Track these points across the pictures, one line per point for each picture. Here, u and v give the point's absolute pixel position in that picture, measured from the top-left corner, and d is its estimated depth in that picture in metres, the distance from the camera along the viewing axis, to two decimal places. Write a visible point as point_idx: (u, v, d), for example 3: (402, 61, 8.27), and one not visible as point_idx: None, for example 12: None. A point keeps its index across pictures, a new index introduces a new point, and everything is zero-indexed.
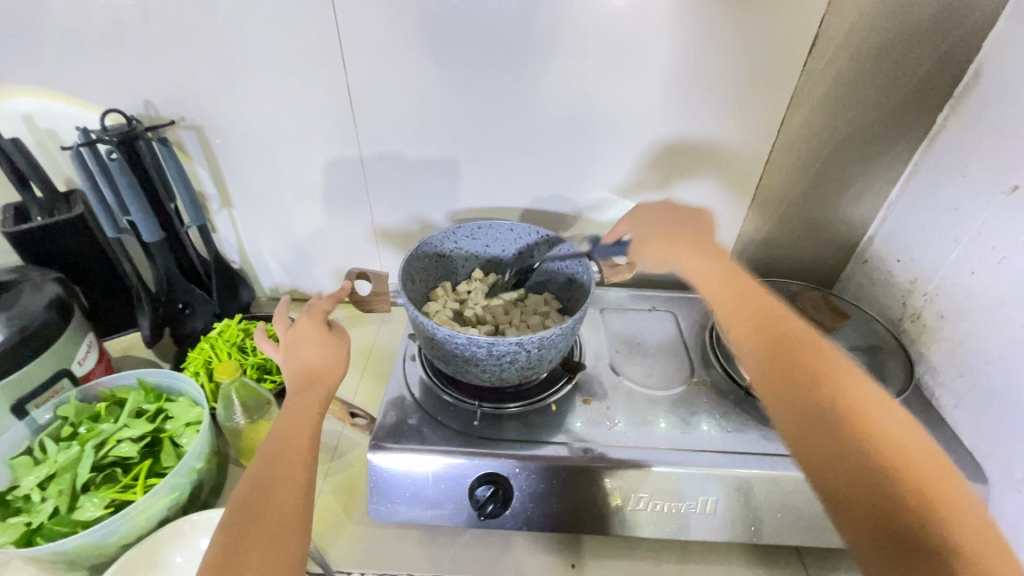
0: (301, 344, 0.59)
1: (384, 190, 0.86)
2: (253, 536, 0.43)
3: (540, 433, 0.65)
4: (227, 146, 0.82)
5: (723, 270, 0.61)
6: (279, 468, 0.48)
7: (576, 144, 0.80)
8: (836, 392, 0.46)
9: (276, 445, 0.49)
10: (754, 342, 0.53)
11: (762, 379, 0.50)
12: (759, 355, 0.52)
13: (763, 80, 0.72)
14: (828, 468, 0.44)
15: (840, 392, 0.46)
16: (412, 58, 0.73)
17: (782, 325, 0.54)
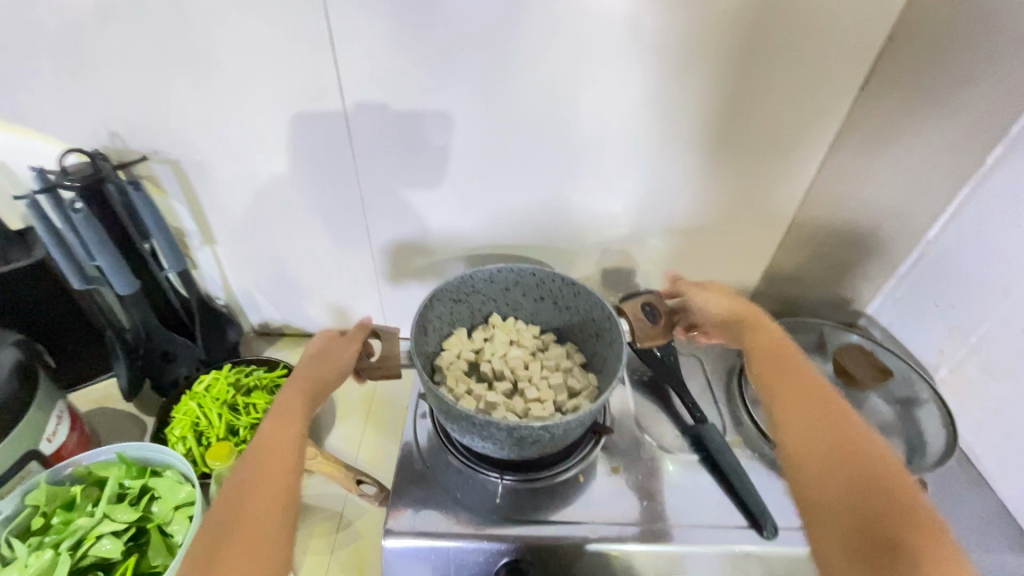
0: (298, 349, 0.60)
1: (386, 228, 0.79)
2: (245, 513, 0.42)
3: (568, 509, 0.61)
4: (208, 179, 0.73)
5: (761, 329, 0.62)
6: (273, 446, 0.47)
7: (598, 180, 0.74)
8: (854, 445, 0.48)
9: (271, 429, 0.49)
10: (781, 379, 0.55)
11: (782, 411, 0.52)
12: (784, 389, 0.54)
13: (801, 114, 0.68)
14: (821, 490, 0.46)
15: (858, 441, 0.48)
16: (420, 90, 0.65)
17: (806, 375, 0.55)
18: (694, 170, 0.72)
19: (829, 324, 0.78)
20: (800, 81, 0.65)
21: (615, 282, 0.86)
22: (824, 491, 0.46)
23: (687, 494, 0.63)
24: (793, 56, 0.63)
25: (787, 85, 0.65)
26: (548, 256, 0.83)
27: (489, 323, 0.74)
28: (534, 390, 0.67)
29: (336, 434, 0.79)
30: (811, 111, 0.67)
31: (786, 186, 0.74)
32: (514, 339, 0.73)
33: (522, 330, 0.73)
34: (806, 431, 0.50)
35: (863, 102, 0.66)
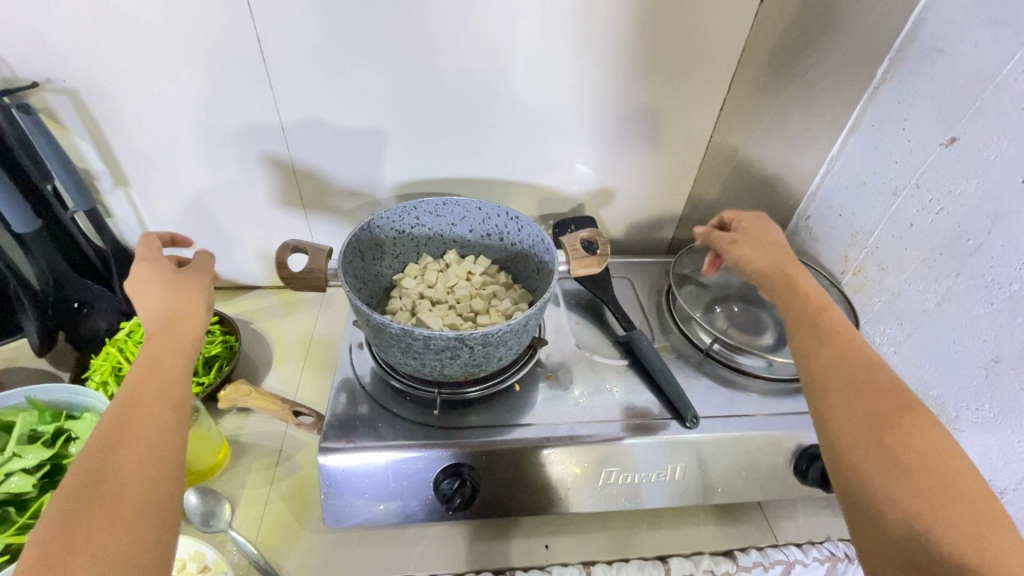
0: (141, 297, 0.51)
1: (312, 163, 0.76)
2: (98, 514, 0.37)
3: (505, 416, 0.62)
4: (112, 114, 0.69)
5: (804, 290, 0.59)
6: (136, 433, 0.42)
7: (525, 105, 0.74)
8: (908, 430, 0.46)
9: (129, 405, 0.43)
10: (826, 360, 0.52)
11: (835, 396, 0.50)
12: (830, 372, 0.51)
13: (710, 36, 0.69)
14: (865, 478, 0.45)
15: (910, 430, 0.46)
16: (334, 8, 0.63)
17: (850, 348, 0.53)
18: (618, 92, 0.74)
19: None
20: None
21: (551, 214, 0.87)
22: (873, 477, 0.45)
23: (618, 393, 0.66)
24: None
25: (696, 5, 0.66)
26: (481, 190, 0.83)
27: (445, 259, 0.75)
28: (485, 320, 0.67)
29: (273, 377, 0.78)
30: (722, 34, 0.69)
31: (703, 109, 0.76)
32: (467, 273, 0.73)
33: (469, 264, 0.74)
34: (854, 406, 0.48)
35: (767, 22, 0.68)
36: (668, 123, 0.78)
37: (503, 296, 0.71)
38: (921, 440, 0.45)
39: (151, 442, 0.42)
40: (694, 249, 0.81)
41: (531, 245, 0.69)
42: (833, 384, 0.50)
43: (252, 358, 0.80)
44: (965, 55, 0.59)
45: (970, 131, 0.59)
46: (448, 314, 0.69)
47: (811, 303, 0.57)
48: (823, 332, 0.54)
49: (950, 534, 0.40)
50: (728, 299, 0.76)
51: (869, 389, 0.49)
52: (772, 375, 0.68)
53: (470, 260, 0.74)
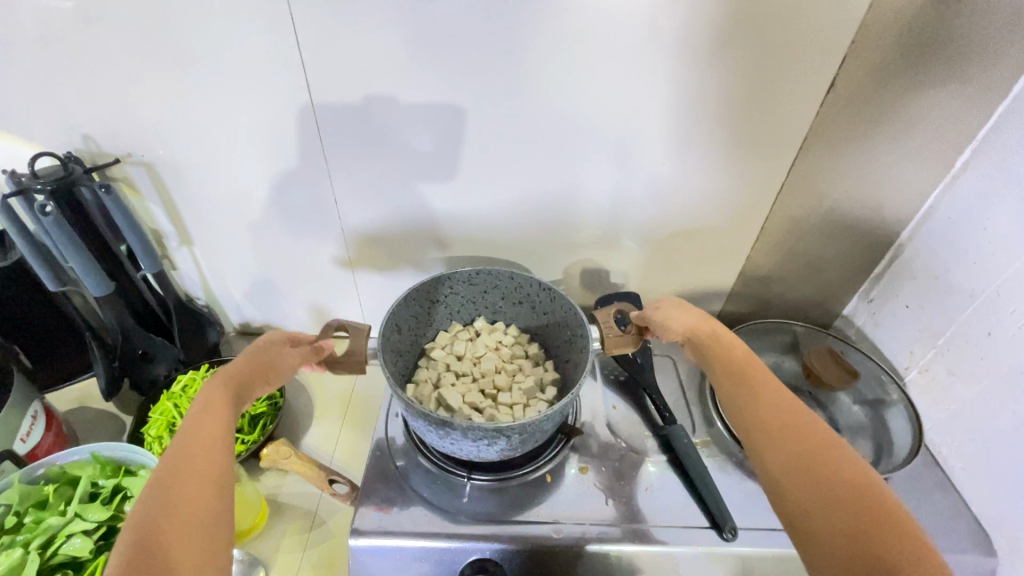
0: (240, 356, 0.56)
1: (362, 229, 0.79)
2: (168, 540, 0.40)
3: (535, 509, 0.62)
4: (183, 182, 0.73)
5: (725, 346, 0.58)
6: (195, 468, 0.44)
7: (571, 180, 0.73)
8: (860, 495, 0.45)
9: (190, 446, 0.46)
10: (772, 426, 0.51)
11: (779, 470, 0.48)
12: (772, 446, 0.49)
13: (771, 123, 0.66)
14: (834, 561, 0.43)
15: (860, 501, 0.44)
16: (389, 93, 0.65)
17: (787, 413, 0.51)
18: (669, 172, 0.72)
19: (802, 326, 0.79)
20: (773, 86, 0.63)
21: (592, 282, 0.86)
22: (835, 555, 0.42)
23: (654, 491, 0.64)
24: (765, 61, 0.61)
25: (754, 93, 0.64)
26: (525, 258, 0.83)
27: (474, 326, 0.75)
28: (508, 399, 0.67)
29: (313, 433, 0.80)
30: (784, 121, 0.66)
31: (757, 191, 0.74)
32: (494, 343, 0.73)
33: (499, 334, 0.74)
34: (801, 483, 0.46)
35: (835, 109, 0.65)
36: (720, 202, 0.75)
37: (529, 375, 0.70)
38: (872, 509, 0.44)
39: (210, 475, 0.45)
40: (744, 330, 0.78)
41: (562, 318, 0.69)
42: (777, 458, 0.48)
43: (295, 411, 0.82)
44: None
45: None
46: (469, 391, 0.68)
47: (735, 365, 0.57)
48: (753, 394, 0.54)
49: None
50: None
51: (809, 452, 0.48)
52: None
53: (498, 330, 0.74)
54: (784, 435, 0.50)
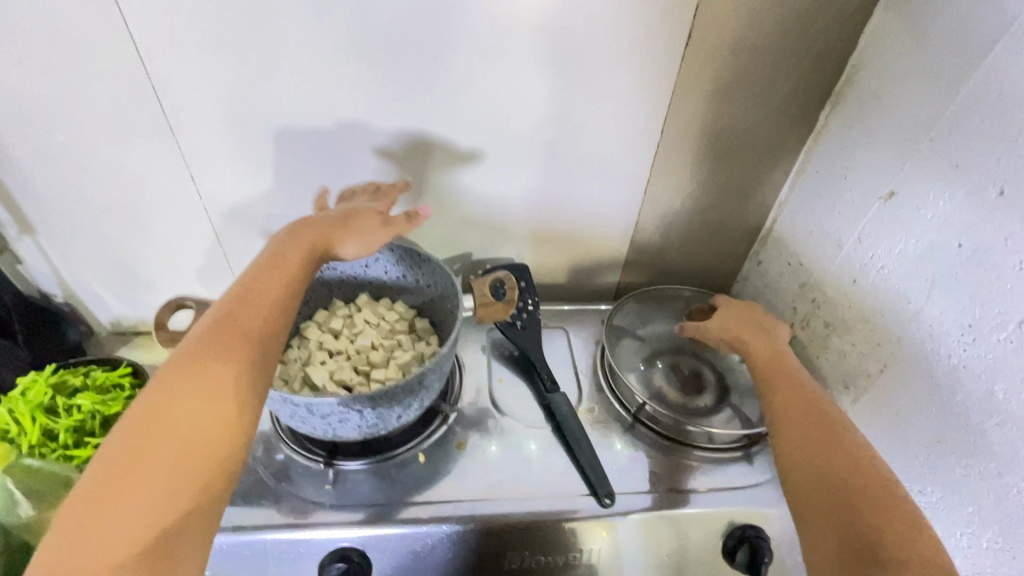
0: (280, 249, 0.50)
1: (227, 210, 0.73)
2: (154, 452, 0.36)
3: (405, 493, 0.58)
4: (11, 161, 0.66)
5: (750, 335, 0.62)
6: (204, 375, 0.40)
7: (450, 150, 0.70)
8: (857, 449, 0.47)
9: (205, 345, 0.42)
10: (794, 396, 0.53)
11: (792, 425, 0.51)
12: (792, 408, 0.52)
13: (640, 80, 0.65)
14: (813, 499, 0.45)
15: (854, 454, 0.46)
16: (229, 55, 0.60)
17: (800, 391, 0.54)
18: (546, 137, 0.69)
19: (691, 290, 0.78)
20: (636, 39, 0.62)
21: (487, 258, 0.82)
22: (823, 491, 0.45)
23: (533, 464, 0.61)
24: (624, 14, 0.60)
25: (619, 48, 0.62)
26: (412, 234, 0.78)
27: (356, 302, 0.70)
28: (379, 375, 0.62)
29: None
30: (653, 79, 0.65)
31: (639, 154, 0.72)
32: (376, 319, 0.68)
33: (382, 309, 0.69)
34: (807, 432, 0.49)
35: (696, 64, 0.64)
36: (604, 167, 0.73)
37: (408, 348, 0.65)
38: (863, 457, 0.46)
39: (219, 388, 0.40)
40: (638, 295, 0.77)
41: (443, 286, 0.66)
42: (788, 416, 0.51)
43: None
44: (903, 106, 0.55)
45: (908, 186, 0.55)
46: (338, 368, 0.62)
47: (771, 348, 0.60)
48: (774, 374, 0.56)
49: (893, 543, 0.40)
50: (671, 359, 0.73)
51: (823, 415, 0.51)
52: (710, 445, 0.65)
53: (382, 305, 0.69)
54: (803, 400, 0.52)
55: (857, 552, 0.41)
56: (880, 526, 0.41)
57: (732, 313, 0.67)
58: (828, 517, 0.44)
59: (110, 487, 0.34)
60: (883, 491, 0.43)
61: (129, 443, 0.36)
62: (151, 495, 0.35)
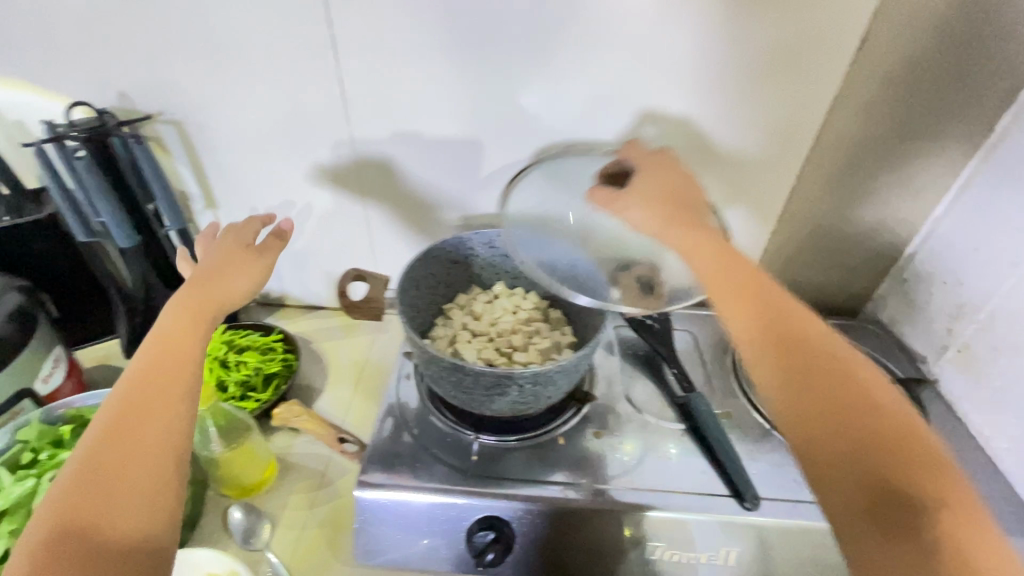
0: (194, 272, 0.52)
1: (380, 196, 0.78)
2: (125, 457, 0.40)
3: (546, 472, 0.60)
4: (208, 142, 0.74)
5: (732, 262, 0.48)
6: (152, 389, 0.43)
7: (596, 148, 0.71)
8: (875, 402, 0.40)
9: (143, 362, 0.44)
10: (749, 317, 0.45)
11: (765, 368, 0.43)
12: (760, 338, 0.44)
13: (796, 87, 0.64)
14: (813, 448, 0.39)
15: (835, 398, 0.40)
16: (411, 52, 0.65)
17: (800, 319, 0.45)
18: (693, 139, 0.69)
19: None
20: (799, 45, 0.61)
21: None
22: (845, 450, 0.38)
23: (668, 459, 0.61)
24: (792, 19, 0.59)
25: (781, 53, 0.62)
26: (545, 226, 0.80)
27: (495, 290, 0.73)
28: (522, 359, 0.65)
29: (325, 398, 0.79)
30: (809, 87, 0.64)
31: (784, 163, 0.70)
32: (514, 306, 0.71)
33: (519, 298, 0.72)
34: (797, 385, 0.41)
35: (861, 73, 0.62)
36: (749, 172, 0.72)
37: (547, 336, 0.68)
38: (857, 400, 0.40)
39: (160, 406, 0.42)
40: None
41: None
42: (750, 342, 0.44)
43: (308, 376, 0.82)
44: None
45: None
46: (482, 348, 0.66)
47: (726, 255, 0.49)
48: (735, 288, 0.46)
49: (941, 514, 0.35)
50: None
51: (827, 354, 0.43)
52: None
53: (520, 294, 0.72)
54: (760, 331, 0.44)
55: (882, 509, 0.36)
56: (906, 483, 0.36)
57: (653, 185, 0.54)
58: (841, 481, 0.38)
59: (100, 483, 0.39)
60: (914, 445, 0.38)
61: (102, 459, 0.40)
62: (127, 495, 0.39)
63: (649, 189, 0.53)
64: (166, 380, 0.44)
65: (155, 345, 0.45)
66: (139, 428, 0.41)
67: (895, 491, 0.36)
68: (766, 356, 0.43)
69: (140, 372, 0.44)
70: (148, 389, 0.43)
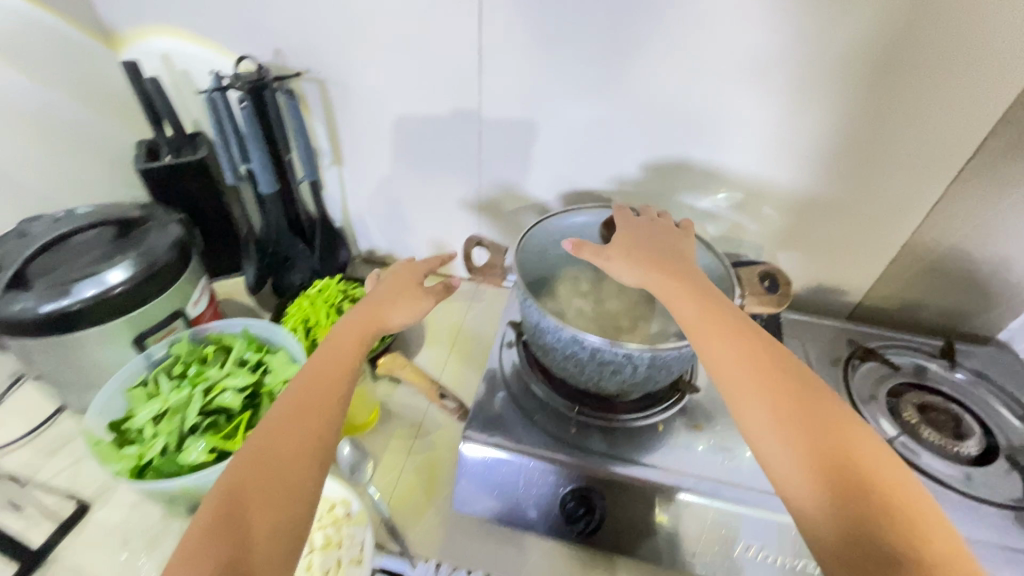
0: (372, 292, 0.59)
1: (497, 169, 0.81)
2: (276, 453, 0.43)
3: (645, 455, 0.60)
4: (346, 103, 0.78)
5: (716, 305, 0.50)
6: (306, 396, 0.47)
7: (725, 138, 0.69)
8: (852, 450, 0.41)
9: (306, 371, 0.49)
10: (729, 366, 0.46)
11: (743, 419, 0.44)
12: (736, 384, 0.45)
13: (973, 90, 0.58)
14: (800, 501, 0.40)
15: (819, 447, 0.41)
16: (554, 27, 0.64)
17: (780, 366, 0.45)
18: (837, 137, 0.65)
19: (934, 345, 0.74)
20: (990, 42, 0.55)
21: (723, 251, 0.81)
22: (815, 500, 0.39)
23: None
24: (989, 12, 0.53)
25: (967, 50, 0.56)
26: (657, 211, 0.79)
27: None
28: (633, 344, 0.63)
29: (423, 355, 0.83)
30: (989, 90, 0.58)
31: (936, 171, 0.65)
32: None
33: None
34: (770, 429, 0.43)
35: None
36: (893, 176, 0.67)
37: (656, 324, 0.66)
38: (839, 449, 0.41)
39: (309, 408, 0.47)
40: (865, 333, 0.76)
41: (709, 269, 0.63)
42: (727, 391, 0.45)
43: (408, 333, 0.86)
44: None
45: None
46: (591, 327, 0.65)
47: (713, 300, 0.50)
48: (715, 332, 0.48)
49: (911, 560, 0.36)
50: (924, 397, 0.67)
51: (805, 398, 0.44)
52: (970, 491, 0.58)
53: None
54: (740, 374, 0.45)
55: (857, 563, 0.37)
56: (880, 535, 0.37)
57: (633, 241, 0.57)
58: (810, 528, 0.39)
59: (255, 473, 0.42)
60: (883, 497, 0.39)
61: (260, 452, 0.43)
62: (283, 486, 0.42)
63: (623, 247, 0.56)
64: (319, 386, 0.48)
65: (319, 362, 0.51)
66: (293, 427, 0.45)
67: (867, 546, 0.37)
68: (743, 399, 0.44)
69: (306, 380, 0.49)
70: (304, 397, 0.47)
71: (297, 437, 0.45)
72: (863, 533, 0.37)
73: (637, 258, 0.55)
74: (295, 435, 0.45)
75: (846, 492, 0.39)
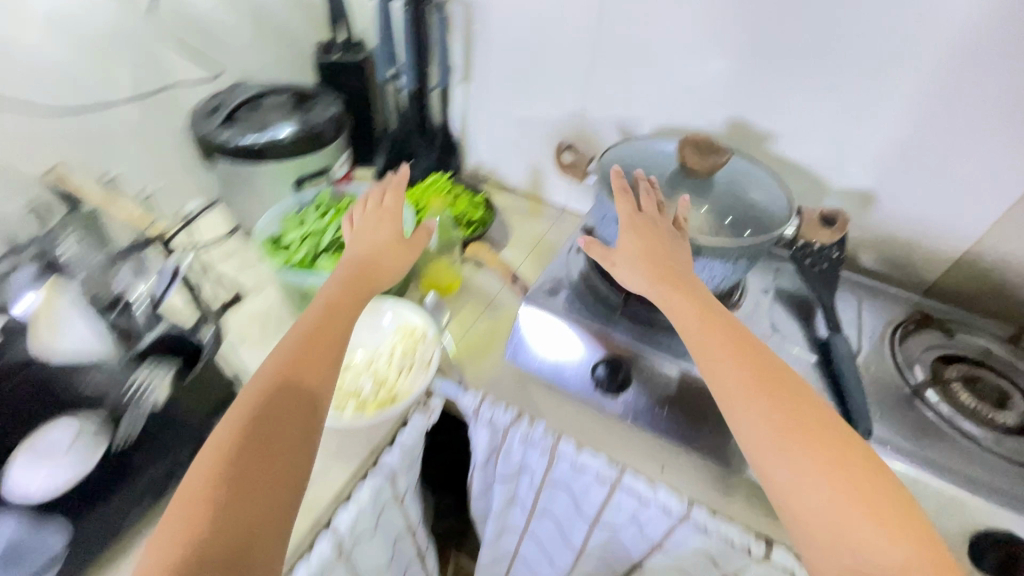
0: (366, 237, 0.63)
1: (600, 101, 0.90)
2: (284, 396, 0.47)
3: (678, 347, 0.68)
4: (483, 26, 0.92)
5: (713, 320, 0.53)
6: (316, 340, 0.51)
7: (820, 91, 0.73)
8: (846, 462, 0.45)
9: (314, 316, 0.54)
10: (734, 383, 0.49)
11: (748, 437, 0.47)
12: (741, 403, 0.48)
13: None
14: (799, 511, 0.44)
15: (815, 466, 0.44)
16: None
17: (778, 383, 0.49)
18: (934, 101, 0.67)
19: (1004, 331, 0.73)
20: None
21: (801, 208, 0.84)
22: (816, 512, 0.43)
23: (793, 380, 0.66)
24: None
25: None
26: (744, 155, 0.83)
27: None
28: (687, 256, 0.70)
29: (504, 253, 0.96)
30: None
31: None
32: None
33: None
34: (774, 449, 0.46)
35: None
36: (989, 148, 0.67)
37: None
38: (836, 462, 0.45)
39: (314, 352, 0.50)
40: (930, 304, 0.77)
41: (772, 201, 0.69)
42: (733, 406, 0.48)
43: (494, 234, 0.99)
44: None
45: None
46: None
47: (713, 315, 0.54)
48: (715, 347, 0.52)
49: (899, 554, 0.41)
50: (974, 369, 0.67)
51: (801, 411, 0.47)
52: (995, 451, 0.59)
53: None
54: (741, 385, 0.49)
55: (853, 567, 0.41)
56: (872, 537, 0.42)
57: (638, 243, 0.61)
58: (808, 533, 0.43)
59: (258, 417, 0.45)
60: (873, 501, 0.43)
61: (265, 397, 0.46)
62: (289, 426, 0.45)
63: (633, 248, 0.60)
64: (332, 329, 0.53)
65: (324, 309, 0.55)
66: (296, 373, 0.48)
67: (863, 546, 0.41)
68: (747, 418, 0.47)
69: (311, 331, 0.52)
70: (307, 344, 0.51)
71: (303, 380, 0.48)
72: (857, 537, 0.42)
73: (647, 266, 0.59)
74: (300, 381, 0.48)
75: (843, 498, 0.43)
